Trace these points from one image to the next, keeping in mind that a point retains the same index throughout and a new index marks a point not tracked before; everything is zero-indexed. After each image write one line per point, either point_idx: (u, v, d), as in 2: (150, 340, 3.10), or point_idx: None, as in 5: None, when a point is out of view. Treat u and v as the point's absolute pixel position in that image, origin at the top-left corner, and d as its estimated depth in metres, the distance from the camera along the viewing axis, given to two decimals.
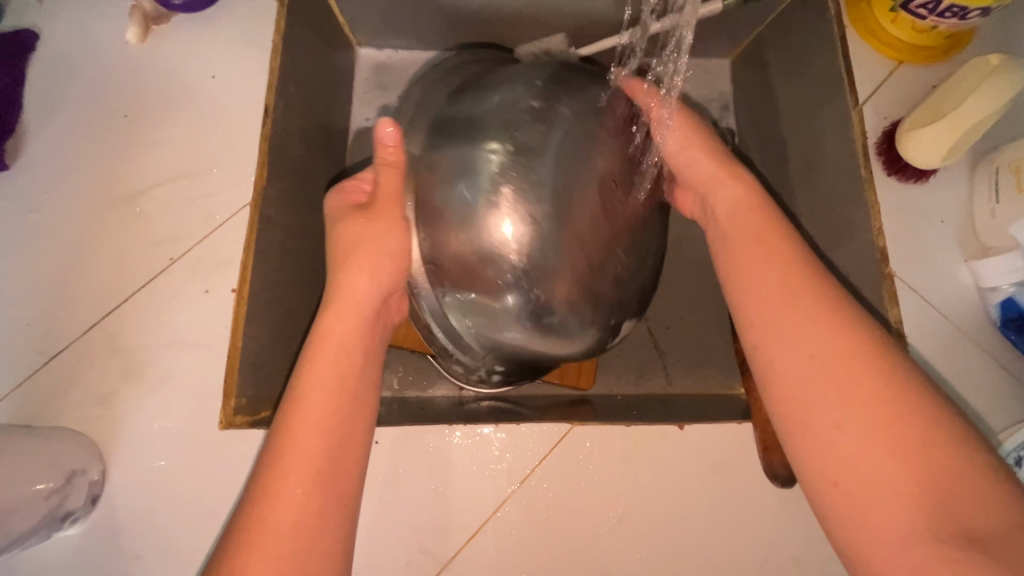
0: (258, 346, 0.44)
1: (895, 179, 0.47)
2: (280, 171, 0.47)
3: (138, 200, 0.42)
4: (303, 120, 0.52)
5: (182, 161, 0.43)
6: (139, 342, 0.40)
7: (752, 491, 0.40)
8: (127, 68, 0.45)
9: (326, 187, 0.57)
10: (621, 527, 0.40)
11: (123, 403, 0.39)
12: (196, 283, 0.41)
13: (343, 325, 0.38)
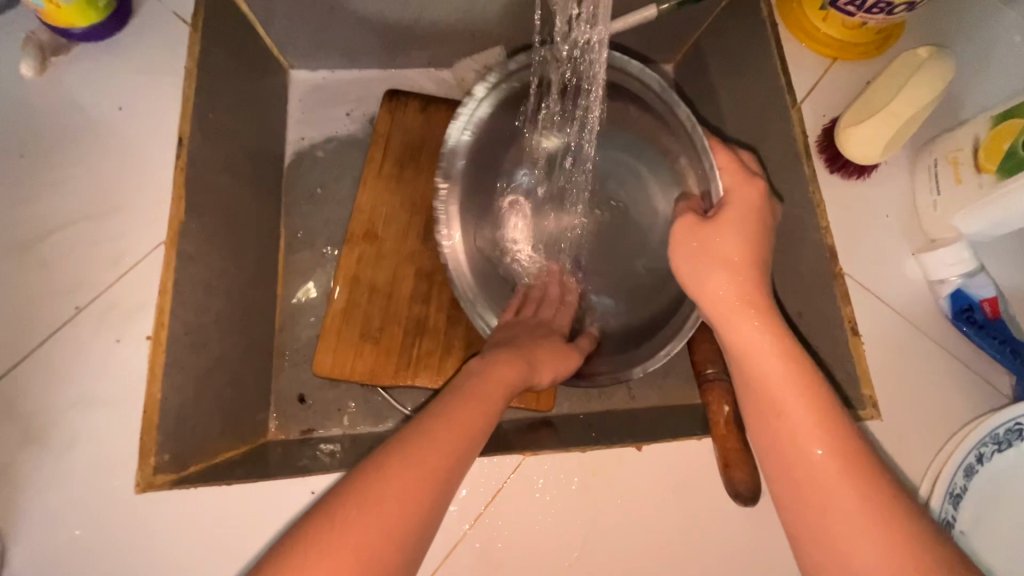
0: (184, 394, 0.41)
1: (838, 176, 0.47)
2: (202, 203, 0.44)
3: (37, 245, 0.39)
4: (228, 148, 0.49)
5: (88, 201, 0.40)
6: (40, 402, 0.36)
7: (715, 509, 0.38)
8: (22, 104, 0.42)
9: (260, 216, 0.54)
10: (584, 561, 0.38)
11: (24, 472, 0.35)
12: (105, 333, 0.37)
13: (459, 414, 0.35)
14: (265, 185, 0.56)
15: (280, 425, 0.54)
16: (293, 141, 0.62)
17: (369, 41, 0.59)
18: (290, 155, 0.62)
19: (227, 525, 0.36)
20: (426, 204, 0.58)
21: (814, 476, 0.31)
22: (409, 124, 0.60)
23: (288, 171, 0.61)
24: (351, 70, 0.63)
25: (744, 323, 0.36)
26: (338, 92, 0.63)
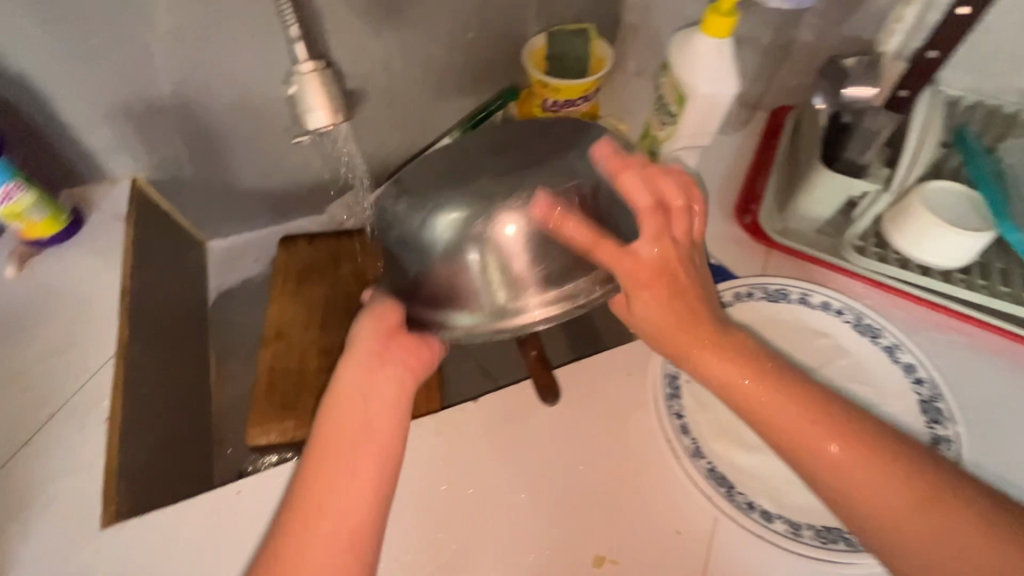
0: (135, 463, 0.55)
1: None
2: (142, 332, 0.62)
3: (17, 381, 0.55)
4: (160, 295, 0.68)
5: (54, 344, 0.57)
6: (27, 485, 0.50)
7: (541, 422, 0.53)
8: (4, 293, 0.60)
9: (189, 344, 0.72)
10: (450, 487, 0.50)
11: (16, 535, 0.48)
12: (73, 427, 0.53)
13: (342, 420, 0.46)
14: (188, 327, 0.74)
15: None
16: (214, 289, 0.81)
17: (263, 206, 0.82)
18: (213, 299, 0.80)
19: (167, 543, 0.49)
20: (319, 303, 0.77)
21: (842, 462, 0.43)
22: (300, 253, 0.82)
23: (212, 311, 0.79)
24: (253, 229, 0.85)
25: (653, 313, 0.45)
26: (243, 251, 0.84)
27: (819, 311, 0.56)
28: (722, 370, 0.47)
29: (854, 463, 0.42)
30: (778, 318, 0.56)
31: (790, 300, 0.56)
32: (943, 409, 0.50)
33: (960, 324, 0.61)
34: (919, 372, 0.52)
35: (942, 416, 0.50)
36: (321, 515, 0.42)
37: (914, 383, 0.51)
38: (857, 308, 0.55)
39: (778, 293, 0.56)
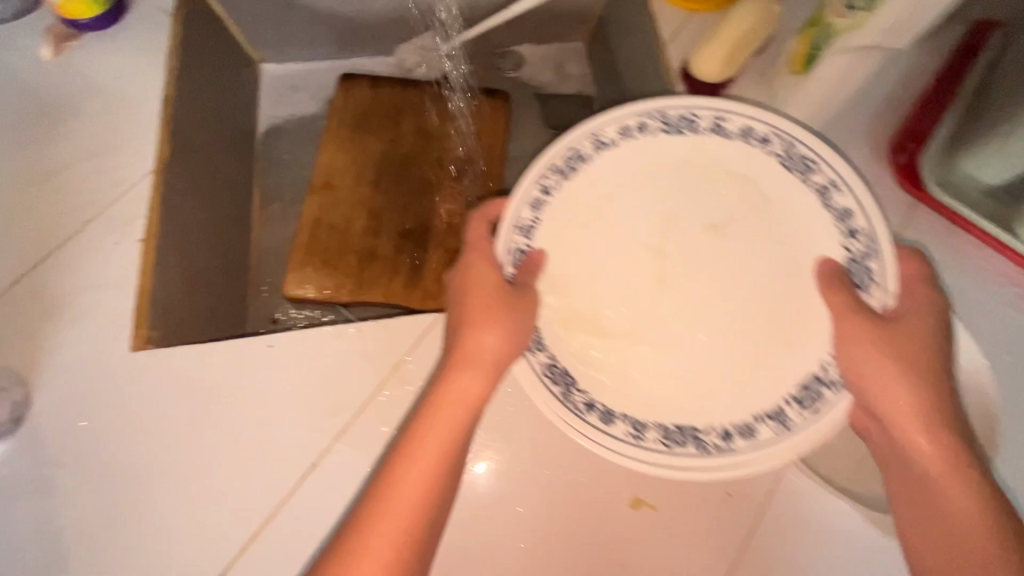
0: (163, 283, 0.68)
1: (688, 87, 0.78)
2: (178, 139, 0.74)
3: (59, 176, 0.68)
4: (203, 105, 0.82)
5: (90, 147, 0.69)
6: (59, 291, 0.63)
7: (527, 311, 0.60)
8: (44, 71, 0.73)
9: (233, 155, 0.89)
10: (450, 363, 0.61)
11: (49, 334, 0.61)
12: (109, 238, 0.65)
13: (427, 450, 0.51)
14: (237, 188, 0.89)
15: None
16: (267, 111, 0.99)
17: (315, 29, 0.96)
18: (266, 122, 0.99)
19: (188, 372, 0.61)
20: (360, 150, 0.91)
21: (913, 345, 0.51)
22: (358, 97, 0.98)
23: (263, 137, 0.98)
24: (308, 59, 1.01)
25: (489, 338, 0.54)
26: (297, 125, 1.00)
27: (746, 143, 0.56)
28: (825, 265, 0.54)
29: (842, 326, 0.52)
30: (660, 155, 0.58)
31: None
32: (870, 272, 0.53)
33: (957, 226, 0.65)
34: (835, 192, 0.54)
35: (867, 282, 0.53)
36: (461, 359, 0.55)
37: (827, 203, 0.54)
38: (779, 128, 0.55)
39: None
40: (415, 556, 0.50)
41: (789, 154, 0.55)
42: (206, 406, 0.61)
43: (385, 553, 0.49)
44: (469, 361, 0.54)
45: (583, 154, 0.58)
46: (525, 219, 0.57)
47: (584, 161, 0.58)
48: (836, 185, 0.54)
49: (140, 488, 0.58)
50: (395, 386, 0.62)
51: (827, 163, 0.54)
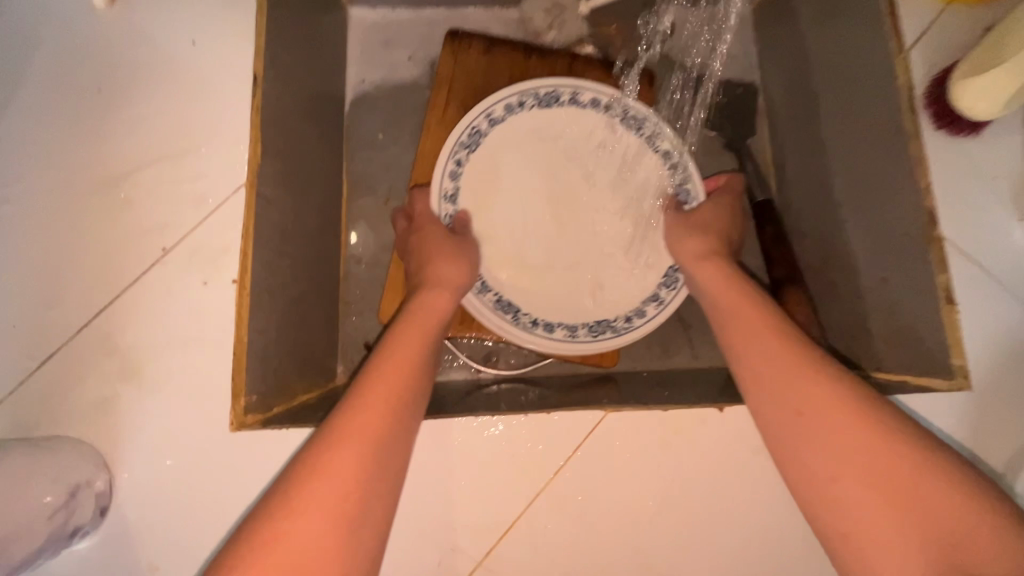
0: (263, 336, 0.55)
1: (942, 131, 0.59)
2: (273, 135, 0.58)
3: (124, 183, 0.53)
4: (297, 82, 0.63)
5: (162, 146, 0.53)
6: (136, 343, 0.50)
7: (752, 457, 0.51)
8: (96, 30, 0.55)
9: (322, 141, 0.71)
10: (659, 515, 0.50)
11: (126, 400, 0.49)
12: (195, 276, 0.51)
13: (337, 461, 0.44)
14: (325, 182, 0.72)
15: (346, 371, 0.74)
16: (353, 76, 0.80)
17: None
18: (353, 92, 0.80)
19: None
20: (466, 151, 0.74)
21: (824, 445, 0.46)
22: (471, 62, 0.75)
23: (348, 110, 0.80)
24: (411, 8, 0.80)
25: (416, 339, 0.53)
26: (390, 95, 0.81)
27: (653, 151, 0.71)
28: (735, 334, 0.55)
29: (771, 351, 0.51)
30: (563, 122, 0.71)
31: (666, 292, 0.69)
32: None
33: None
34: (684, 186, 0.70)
35: None
36: (411, 332, 0.54)
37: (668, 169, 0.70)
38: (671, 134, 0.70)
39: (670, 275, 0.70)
40: (366, 502, 0.44)
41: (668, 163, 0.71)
42: (223, 502, 0.49)
43: (340, 484, 0.43)
44: (422, 338, 0.54)
45: (560, 98, 0.70)
46: (460, 156, 0.67)
47: (503, 123, 0.69)
48: (677, 167, 0.70)
49: None
50: (551, 503, 0.51)
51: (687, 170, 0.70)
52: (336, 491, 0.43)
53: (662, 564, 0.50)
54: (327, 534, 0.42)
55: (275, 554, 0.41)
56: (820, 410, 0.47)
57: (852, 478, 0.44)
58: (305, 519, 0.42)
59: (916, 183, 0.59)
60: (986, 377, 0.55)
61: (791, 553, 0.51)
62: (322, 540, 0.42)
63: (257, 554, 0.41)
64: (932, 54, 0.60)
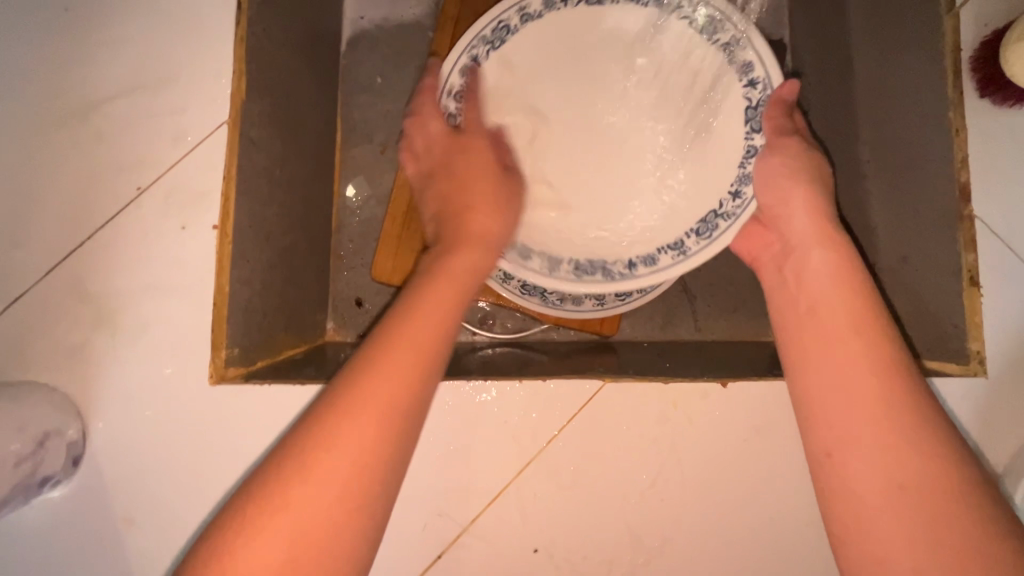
0: (247, 287, 0.52)
1: (988, 101, 0.54)
2: (259, 70, 0.53)
3: (94, 114, 0.48)
4: (287, 12, 0.58)
5: (135, 75, 0.49)
6: (109, 289, 0.47)
7: (752, 436, 0.49)
8: None
9: (315, 82, 0.66)
10: (653, 490, 0.49)
11: (99, 348, 0.46)
12: (172, 220, 0.48)
13: (360, 421, 0.38)
14: (318, 127, 0.67)
15: (337, 327, 0.72)
16: (351, 13, 0.74)
17: None
18: (350, 31, 0.74)
19: (276, 418, 0.47)
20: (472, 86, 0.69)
21: (845, 377, 0.41)
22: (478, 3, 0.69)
23: (345, 51, 0.74)
24: None
25: (454, 276, 0.46)
26: (391, 36, 0.75)
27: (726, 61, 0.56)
28: (800, 268, 0.49)
29: (825, 291, 0.45)
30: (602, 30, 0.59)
31: (722, 222, 0.54)
32: None
33: None
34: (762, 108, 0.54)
35: None
36: (442, 276, 0.45)
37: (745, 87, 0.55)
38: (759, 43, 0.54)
39: (727, 207, 0.54)
40: (377, 473, 0.38)
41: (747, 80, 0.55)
42: (200, 458, 0.47)
43: (353, 452, 0.37)
44: (456, 286, 0.45)
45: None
46: (458, 87, 0.55)
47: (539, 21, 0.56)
48: (761, 83, 0.54)
49: None
50: (542, 472, 0.49)
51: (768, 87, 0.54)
52: (348, 456, 0.37)
53: (653, 541, 0.49)
54: (338, 507, 0.36)
55: (274, 521, 0.36)
56: (846, 346, 0.42)
57: (867, 449, 0.39)
58: (315, 481, 0.36)
59: (951, 156, 0.55)
60: (1007, 366, 0.51)
61: (788, 537, 0.49)
62: (331, 514, 0.36)
63: (253, 516, 0.36)
64: (986, 14, 0.55)
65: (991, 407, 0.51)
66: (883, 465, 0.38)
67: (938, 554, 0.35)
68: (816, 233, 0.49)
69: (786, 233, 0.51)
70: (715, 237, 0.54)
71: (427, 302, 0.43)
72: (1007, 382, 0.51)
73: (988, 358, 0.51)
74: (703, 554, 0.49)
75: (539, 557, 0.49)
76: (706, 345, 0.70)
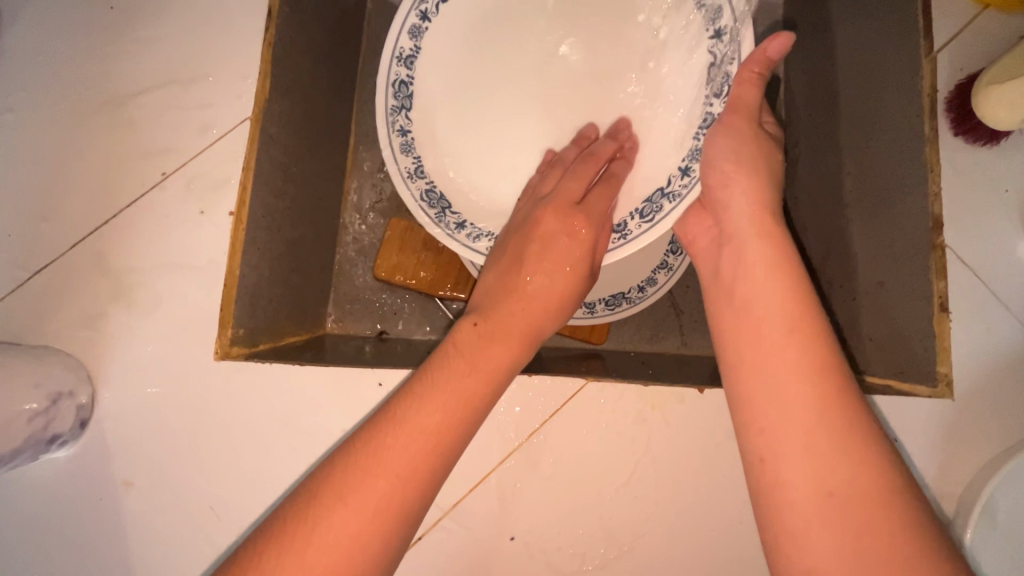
0: (256, 272, 0.55)
1: (962, 139, 0.58)
2: (282, 73, 0.57)
3: (127, 104, 0.52)
4: (312, 22, 0.62)
5: (168, 71, 0.53)
6: (128, 265, 0.50)
7: (725, 440, 0.52)
8: None
9: (333, 87, 0.70)
10: (628, 486, 0.51)
11: (113, 319, 0.49)
12: (192, 205, 0.51)
13: (404, 451, 0.40)
14: (332, 129, 0.71)
15: (336, 321, 0.74)
16: (372, 28, 0.79)
17: None
18: (369, 44, 0.79)
19: (275, 394, 0.50)
20: None
21: (771, 377, 0.44)
22: None
23: (364, 62, 0.79)
24: None
25: (537, 309, 0.52)
26: None
27: (698, 7, 0.52)
28: (740, 258, 0.51)
29: (761, 292, 0.48)
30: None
31: (668, 202, 0.52)
32: None
33: None
34: (730, 66, 0.51)
35: None
36: (514, 323, 0.50)
37: (714, 40, 0.52)
38: None
39: (675, 184, 0.52)
40: (411, 505, 0.40)
41: (716, 30, 0.51)
42: (197, 430, 0.49)
43: (391, 485, 0.39)
44: (542, 305, 0.52)
45: None
46: (401, 122, 0.57)
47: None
48: (727, 32, 0.50)
49: (205, 533, 0.48)
50: (522, 464, 0.51)
51: (739, 54, 0.50)
52: (377, 502, 0.39)
53: (624, 536, 0.51)
54: (354, 551, 0.37)
55: (309, 546, 0.37)
56: (777, 341, 0.45)
57: (797, 451, 0.41)
58: (342, 521, 0.38)
59: (925, 187, 0.58)
60: (971, 389, 0.54)
61: (755, 541, 0.51)
62: (346, 554, 0.37)
63: (285, 541, 0.37)
64: (961, 59, 0.59)
65: (953, 425, 0.53)
66: (809, 465, 0.40)
67: (864, 557, 0.36)
68: (755, 228, 0.51)
69: (725, 223, 0.53)
70: (657, 221, 0.53)
71: (508, 331, 0.49)
72: (971, 402, 0.54)
73: (954, 381, 0.54)
74: (672, 552, 0.51)
75: (515, 545, 0.51)
76: (690, 357, 0.73)
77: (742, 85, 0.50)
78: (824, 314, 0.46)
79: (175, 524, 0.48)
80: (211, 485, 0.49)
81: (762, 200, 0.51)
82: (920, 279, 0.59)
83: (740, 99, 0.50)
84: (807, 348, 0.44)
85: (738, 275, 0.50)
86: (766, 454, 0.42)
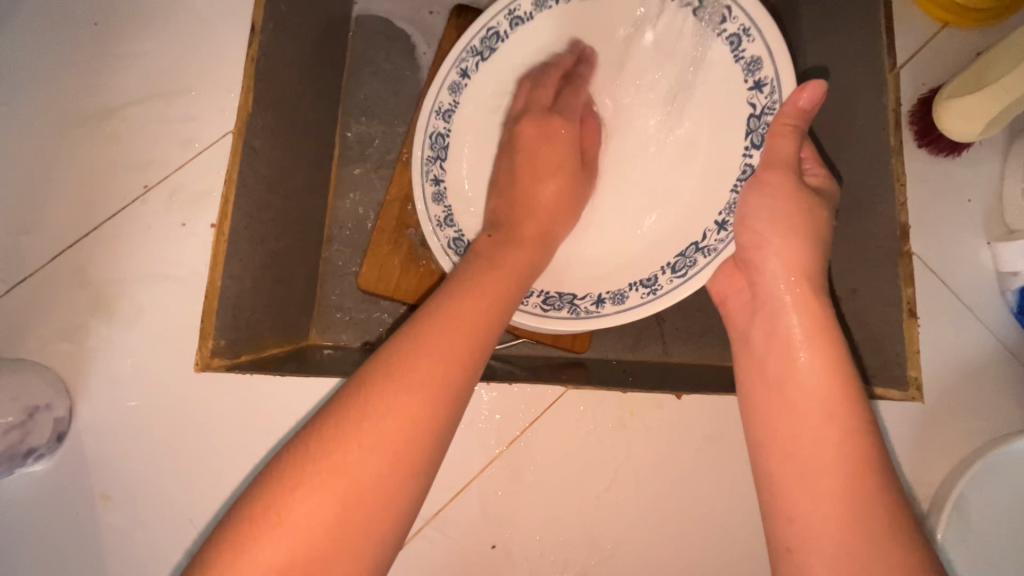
0: (239, 283, 0.56)
1: (927, 150, 0.60)
2: (266, 87, 0.58)
3: (109, 117, 0.53)
4: (296, 38, 0.64)
5: (151, 85, 0.54)
6: (108, 276, 0.50)
7: (704, 445, 0.52)
8: None
9: (317, 100, 0.71)
10: (608, 492, 0.52)
11: (93, 330, 0.49)
12: (174, 217, 0.52)
13: (385, 416, 0.38)
14: (316, 141, 0.72)
15: (320, 331, 0.75)
16: (358, 44, 0.81)
17: None
18: (354, 59, 0.80)
19: (255, 404, 0.50)
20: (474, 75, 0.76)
21: (804, 458, 0.45)
22: None
23: (348, 76, 0.80)
24: None
25: (514, 269, 0.49)
26: (392, 65, 0.81)
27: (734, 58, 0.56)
28: (774, 328, 0.50)
29: (797, 373, 0.48)
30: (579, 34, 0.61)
31: (702, 257, 0.58)
32: None
33: None
34: (768, 116, 0.55)
35: None
36: (495, 276, 0.47)
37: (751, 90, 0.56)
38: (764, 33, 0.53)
39: (711, 238, 0.58)
40: (397, 473, 0.37)
41: (754, 81, 0.55)
42: (176, 441, 0.49)
43: (369, 451, 0.37)
44: (516, 265, 0.50)
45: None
46: (434, 172, 0.62)
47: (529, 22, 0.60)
48: (767, 84, 0.54)
49: (185, 545, 0.48)
50: (503, 471, 0.52)
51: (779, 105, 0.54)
52: (354, 470, 0.36)
53: (605, 542, 0.51)
54: (328, 522, 0.35)
55: (280, 522, 0.35)
56: (817, 424, 0.45)
57: (825, 542, 0.41)
58: (311, 491, 0.36)
59: (893, 199, 0.61)
60: (940, 392, 0.55)
61: (733, 544, 0.52)
62: (323, 523, 0.35)
63: (257, 520, 0.35)
64: (926, 74, 0.62)
65: (925, 429, 0.55)
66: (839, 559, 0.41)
67: None
68: (789, 298, 0.50)
69: (759, 288, 0.52)
70: (689, 275, 0.58)
71: (489, 286, 0.46)
72: (940, 405, 0.55)
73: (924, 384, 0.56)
74: (653, 556, 0.51)
75: (497, 552, 0.51)
76: (672, 365, 0.74)
77: (776, 138, 0.52)
78: (865, 399, 0.46)
79: (155, 536, 0.48)
80: (192, 497, 0.48)
81: (799, 262, 0.50)
82: (891, 287, 0.61)
83: (774, 153, 0.52)
84: (840, 432, 0.44)
85: (775, 347, 0.50)
86: (796, 517, 0.44)
